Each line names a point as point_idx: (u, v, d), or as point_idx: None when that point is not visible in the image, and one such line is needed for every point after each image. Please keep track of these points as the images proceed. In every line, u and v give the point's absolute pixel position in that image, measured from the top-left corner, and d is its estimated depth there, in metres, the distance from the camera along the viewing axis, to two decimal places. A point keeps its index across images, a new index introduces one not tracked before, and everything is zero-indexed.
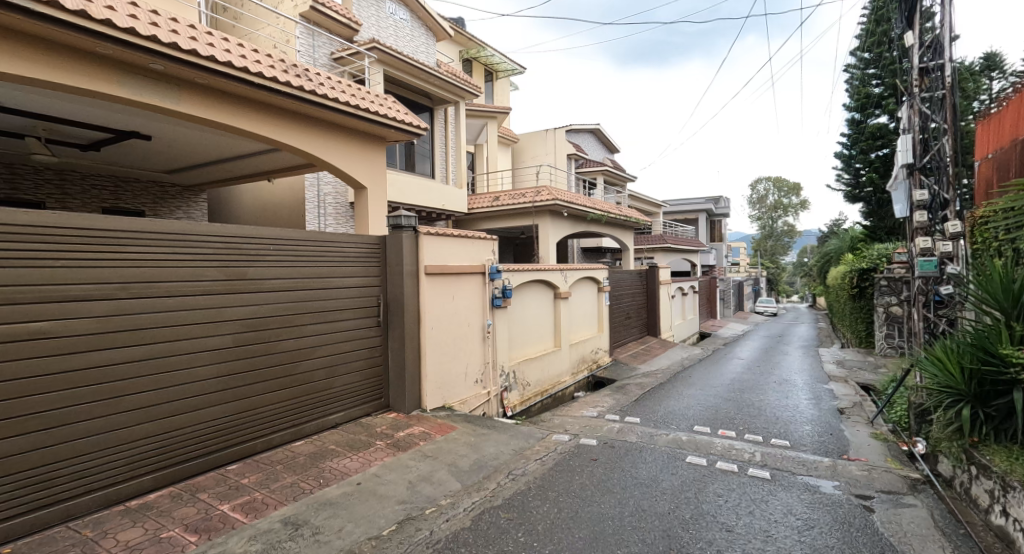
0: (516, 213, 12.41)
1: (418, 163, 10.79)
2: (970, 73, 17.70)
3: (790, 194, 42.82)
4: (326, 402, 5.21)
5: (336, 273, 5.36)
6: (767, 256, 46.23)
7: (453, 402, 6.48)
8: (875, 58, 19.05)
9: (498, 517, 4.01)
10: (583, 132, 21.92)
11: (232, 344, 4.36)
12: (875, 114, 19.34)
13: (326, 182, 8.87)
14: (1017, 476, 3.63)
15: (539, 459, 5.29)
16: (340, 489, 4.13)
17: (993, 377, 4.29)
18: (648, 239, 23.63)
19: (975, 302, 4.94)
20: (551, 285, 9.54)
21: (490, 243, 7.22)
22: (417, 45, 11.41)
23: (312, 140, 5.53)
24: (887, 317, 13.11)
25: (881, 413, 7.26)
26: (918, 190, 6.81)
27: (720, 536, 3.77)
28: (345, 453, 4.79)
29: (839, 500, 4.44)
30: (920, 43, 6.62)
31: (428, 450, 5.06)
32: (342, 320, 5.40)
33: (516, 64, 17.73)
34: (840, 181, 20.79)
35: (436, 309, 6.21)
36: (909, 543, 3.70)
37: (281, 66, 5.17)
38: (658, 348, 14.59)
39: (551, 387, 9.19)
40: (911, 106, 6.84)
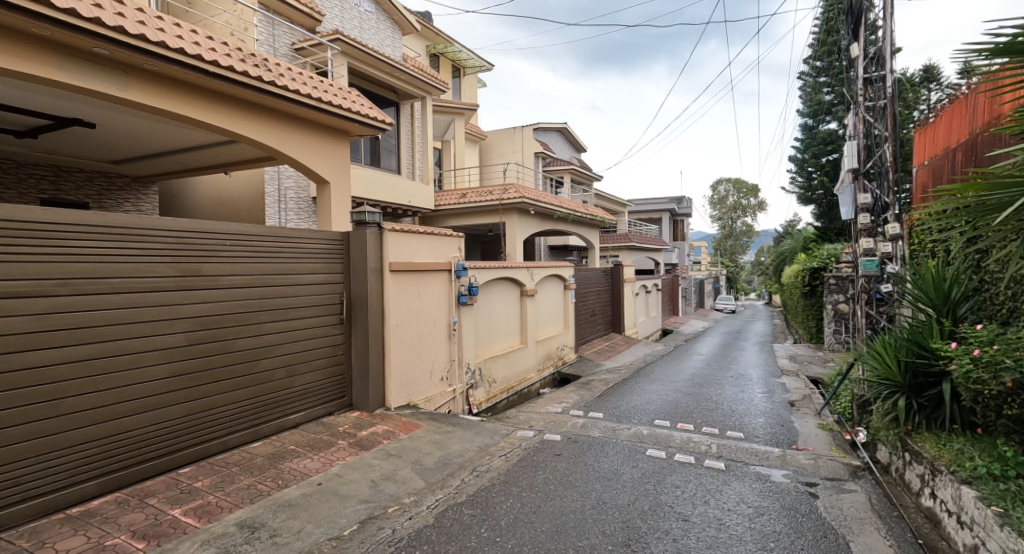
0: (483, 210, 12.43)
1: (384, 158, 10.68)
2: (910, 84, 18.75)
3: (748, 195, 43.98)
4: (285, 402, 5.12)
5: (297, 269, 5.26)
6: (727, 256, 47.65)
7: (417, 400, 6.46)
8: (826, 67, 19.94)
9: (462, 514, 4.04)
10: (550, 131, 22.15)
11: (185, 343, 4.24)
12: (826, 120, 20.26)
13: (288, 176, 8.66)
14: (944, 461, 3.87)
15: (503, 455, 5.34)
16: (300, 490, 4.07)
17: (926, 369, 4.59)
18: (613, 238, 24.01)
19: (912, 299, 5.27)
20: (517, 283, 9.62)
21: (456, 240, 7.23)
22: (383, 38, 11.27)
23: (272, 133, 5.41)
24: (835, 314, 13.76)
25: (828, 405, 7.64)
26: (863, 194, 7.25)
27: (676, 526, 3.91)
28: (306, 454, 4.72)
29: (787, 488, 4.67)
30: (865, 54, 7.00)
31: (392, 449, 5.04)
32: (303, 318, 5.30)
33: (485, 61, 17.75)
34: (793, 184, 21.60)
35: (401, 306, 6.18)
36: (849, 526, 3.92)
37: (238, 55, 5.02)
38: (622, 345, 14.88)
39: (517, 384, 9.26)
40: (857, 114, 7.21)
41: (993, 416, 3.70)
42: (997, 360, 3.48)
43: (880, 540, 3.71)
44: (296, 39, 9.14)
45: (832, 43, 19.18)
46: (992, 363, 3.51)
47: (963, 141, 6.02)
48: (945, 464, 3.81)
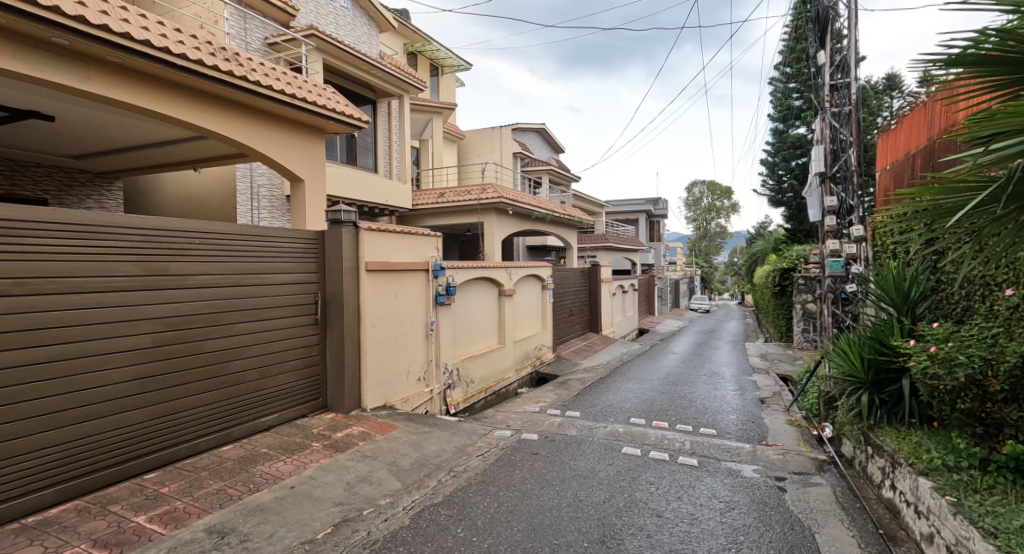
0: (461, 210, 12.41)
1: (360, 157, 10.58)
2: (874, 92, 19.41)
3: (722, 196, 44.79)
4: (257, 403, 5.04)
5: (270, 269, 5.20)
6: (701, 256, 48.60)
7: (393, 401, 6.41)
8: (795, 73, 20.48)
9: (438, 514, 4.04)
10: (528, 132, 22.24)
11: (151, 345, 4.15)
12: (795, 125, 20.83)
13: (260, 174, 8.54)
14: (903, 454, 4.03)
15: (480, 455, 5.36)
16: (272, 494, 4.02)
17: (887, 366, 4.78)
18: (590, 238, 24.24)
19: (874, 298, 5.48)
20: (495, 283, 9.63)
21: (433, 240, 7.22)
22: (359, 35, 11.16)
23: (244, 130, 5.32)
24: (803, 313, 14.15)
25: (796, 402, 7.86)
26: (829, 197, 7.51)
27: (650, 522, 3.99)
28: (278, 456, 4.66)
29: (756, 483, 4.80)
30: (831, 62, 7.24)
31: (367, 450, 5.01)
32: (275, 319, 5.23)
33: (463, 60, 17.73)
34: (764, 187, 22.08)
35: (377, 306, 6.13)
36: (814, 518, 4.06)
37: (208, 49, 4.92)
38: (599, 344, 15.03)
39: (494, 383, 9.27)
40: (823, 119, 7.46)
41: (948, 410, 3.86)
42: (951, 356, 3.62)
43: (843, 531, 3.85)
44: (269, 34, 8.99)
45: (801, 50, 19.71)
46: (946, 359, 3.65)
47: (922, 147, 6.27)
48: (904, 457, 3.96)
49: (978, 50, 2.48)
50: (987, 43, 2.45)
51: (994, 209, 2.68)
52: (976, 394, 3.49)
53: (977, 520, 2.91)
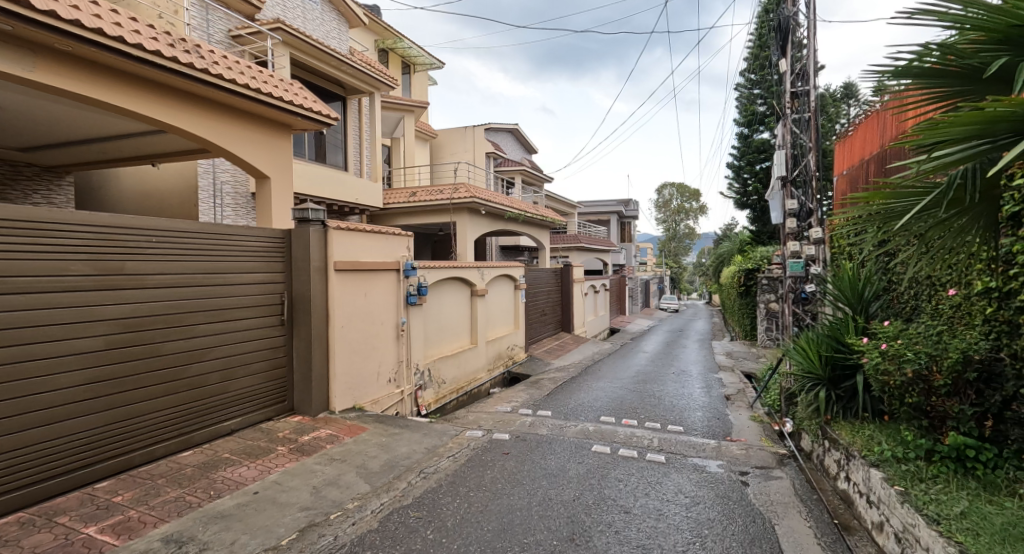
0: (434, 209, 12.35)
1: (329, 154, 10.43)
2: (833, 100, 20.15)
3: (691, 198, 45.73)
4: (218, 407, 4.91)
5: (234, 269, 5.08)
6: (671, 256, 49.54)
7: (363, 402, 6.34)
8: (759, 79, 21.09)
9: (407, 517, 4.03)
10: (501, 132, 22.29)
11: (104, 347, 4.00)
12: (760, 130, 21.41)
13: (223, 170, 8.39)
14: (856, 447, 4.20)
15: (451, 456, 5.35)
16: (234, 500, 3.93)
17: (842, 363, 4.98)
18: (562, 239, 24.43)
19: (832, 298, 5.70)
20: (467, 283, 9.62)
21: (404, 240, 7.18)
22: (329, 30, 10.98)
23: (206, 125, 5.18)
24: (767, 312, 14.56)
25: (760, 398, 8.10)
26: (790, 200, 7.80)
27: (618, 518, 4.06)
28: (241, 461, 4.55)
29: (721, 477, 4.94)
30: (792, 70, 7.52)
31: (335, 453, 4.95)
32: (239, 320, 5.11)
33: (435, 59, 17.64)
34: (730, 189, 22.58)
35: (346, 307, 6.05)
36: (774, 511, 4.20)
37: (166, 40, 4.78)
38: (571, 344, 15.16)
39: (466, 384, 9.25)
40: (784, 125, 7.73)
41: (897, 405, 4.05)
42: (901, 353, 3.79)
43: (801, 522, 4.00)
44: (233, 26, 8.77)
45: (765, 58, 20.30)
46: (896, 356, 3.83)
47: (875, 154, 6.56)
48: (857, 449, 4.13)
49: (922, 62, 2.61)
50: (930, 57, 2.58)
51: (937, 213, 2.84)
52: (922, 389, 3.65)
53: (921, 507, 3.06)
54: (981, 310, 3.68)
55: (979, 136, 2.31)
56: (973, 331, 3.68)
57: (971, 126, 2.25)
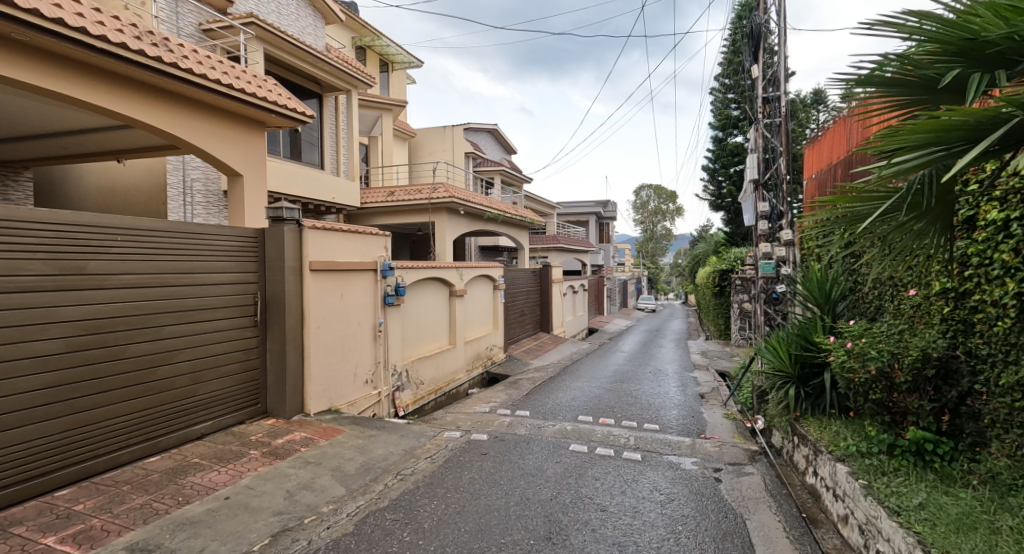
0: (412, 209, 12.28)
1: (305, 152, 10.29)
2: (803, 105, 20.68)
3: (667, 200, 46.35)
4: (187, 411, 4.80)
5: (205, 269, 4.98)
6: (647, 257, 50.16)
7: (339, 404, 6.27)
8: (733, 84, 21.52)
9: (383, 519, 4.01)
10: (480, 132, 22.28)
11: (65, 350, 3.88)
12: (734, 134, 21.83)
13: (193, 167, 8.23)
14: (824, 442, 4.32)
15: (429, 457, 5.34)
16: (204, 506, 3.85)
17: (811, 360, 5.13)
18: (541, 239, 24.52)
19: (801, 298, 5.86)
20: (445, 283, 9.59)
21: (382, 240, 7.14)
22: (304, 26, 10.84)
23: (175, 121, 5.07)
24: (740, 312, 14.86)
25: (733, 396, 8.28)
26: (761, 203, 8.01)
27: (595, 517, 4.10)
28: (212, 466, 4.46)
29: (695, 474, 5.03)
30: (764, 76, 7.74)
31: (310, 456, 4.89)
32: (209, 321, 5.01)
33: (414, 57, 17.56)
34: (706, 192, 22.94)
35: (322, 307, 5.99)
36: (746, 506, 4.30)
37: (133, 32, 4.66)
38: (550, 344, 15.23)
39: (445, 384, 9.20)
40: (756, 129, 7.93)
41: (862, 402, 4.18)
42: (865, 351, 3.91)
43: (771, 516, 4.10)
44: (204, 20, 8.60)
45: (738, 63, 20.76)
46: (860, 353, 3.94)
47: (842, 159, 6.77)
48: (824, 445, 4.25)
49: (883, 72, 2.71)
50: (889, 67, 2.68)
51: (898, 216, 2.96)
52: (885, 385, 3.78)
53: (883, 500, 3.17)
54: (939, 310, 3.82)
55: (935, 144, 2.37)
56: (932, 330, 3.82)
57: (929, 134, 2.32)
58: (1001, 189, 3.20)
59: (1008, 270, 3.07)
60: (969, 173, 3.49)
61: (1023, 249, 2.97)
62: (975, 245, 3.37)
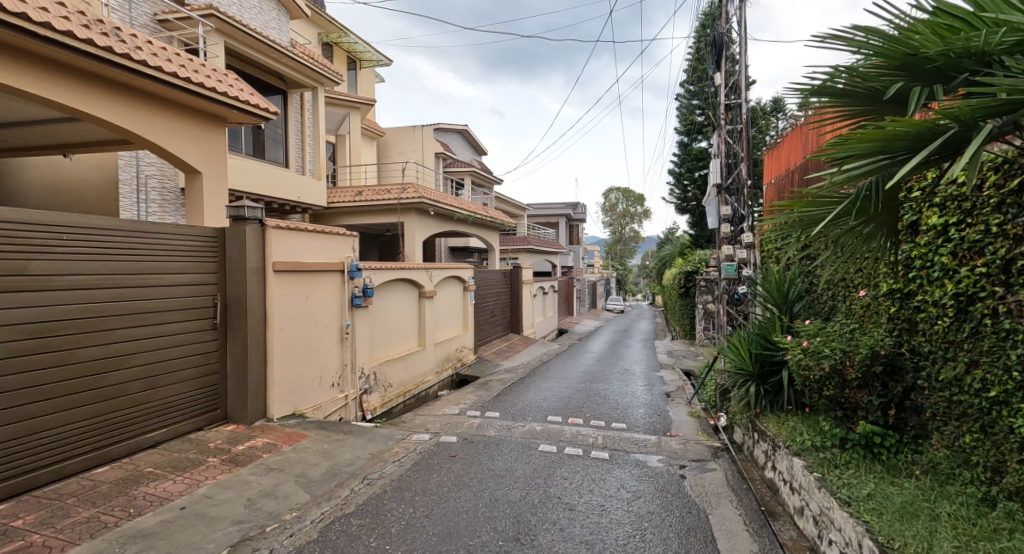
0: (381, 210, 12.15)
1: (268, 149, 10.06)
2: (763, 113, 21.36)
3: (636, 203, 47.14)
4: (140, 418, 4.64)
5: (160, 270, 4.83)
6: (616, 258, 50.87)
7: (303, 408, 6.16)
8: (698, 91, 22.05)
9: (349, 525, 3.96)
10: (451, 132, 22.22)
11: (6, 355, 3.70)
12: (698, 139, 22.36)
13: (148, 164, 7.96)
14: (782, 438, 4.48)
15: (396, 461, 5.29)
16: (158, 517, 3.73)
17: (770, 359, 5.31)
18: (512, 240, 24.60)
19: (761, 298, 6.06)
20: (414, 284, 9.53)
21: (349, 240, 7.04)
22: (267, 20, 10.59)
23: (130, 116, 4.91)
24: (705, 313, 15.23)
25: (697, 395, 8.49)
26: (725, 206, 8.26)
27: (563, 516, 4.15)
28: (166, 475, 4.32)
29: (661, 471, 5.15)
30: (726, 83, 7.98)
31: (273, 462, 4.78)
32: (165, 323, 4.85)
33: (383, 56, 17.38)
34: (672, 195, 23.42)
35: (286, 309, 5.87)
36: (709, 501, 4.44)
37: (82, 21, 4.47)
38: (520, 345, 15.29)
39: (414, 386, 9.13)
40: (720, 135, 8.16)
41: (817, 398, 4.36)
42: (819, 349, 4.08)
43: (732, 510, 4.24)
44: (159, 11, 8.31)
45: (703, 70, 21.32)
46: (815, 352, 4.11)
47: (799, 165, 7.04)
48: (782, 440, 4.40)
49: (834, 83, 2.84)
50: (840, 79, 2.80)
51: (848, 221, 3.11)
52: (837, 382, 3.95)
53: (835, 491, 3.33)
54: (886, 309, 4.02)
55: (881, 153, 2.51)
56: (880, 329, 4.01)
57: (875, 143, 2.45)
58: (940, 196, 3.39)
59: (947, 272, 3.27)
60: (912, 181, 3.68)
61: (960, 253, 3.16)
62: (918, 249, 3.57)
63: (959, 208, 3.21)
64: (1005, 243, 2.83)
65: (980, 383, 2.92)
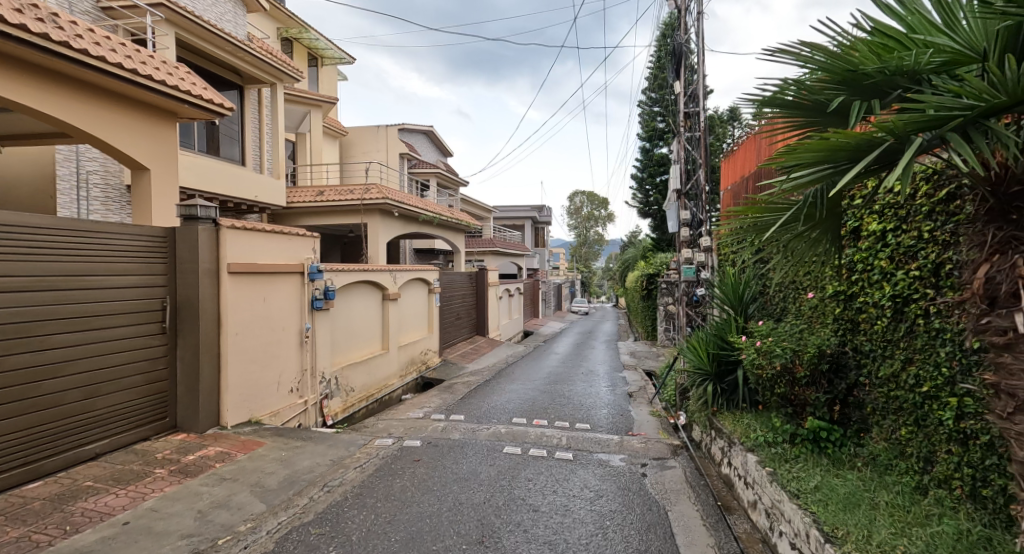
0: (343, 211, 11.95)
1: (223, 146, 9.76)
2: (721, 121, 22.06)
3: (600, 206, 47.86)
4: (80, 429, 4.42)
5: (103, 273, 4.62)
6: (581, 261, 51.50)
7: (260, 415, 6.00)
8: (659, 98, 22.61)
9: (307, 534, 3.88)
10: (415, 133, 22.05)
11: None
12: (659, 145, 22.89)
13: (89, 159, 7.59)
14: (737, 434, 4.65)
15: (358, 467, 5.21)
16: (99, 533, 3.56)
17: (726, 358, 5.51)
18: (477, 242, 24.58)
19: (718, 300, 6.26)
20: (378, 286, 9.41)
21: (310, 241, 6.91)
22: (222, 12, 10.28)
23: (73, 109, 4.68)
24: (666, 314, 15.61)
25: (659, 394, 8.70)
26: (684, 211, 8.50)
27: (527, 517, 4.19)
28: (108, 489, 4.13)
29: (622, 470, 5.25)
30: (685, 92, 8.22)
31: (226, 472, 4.64)
32: (109, 328, 4.64)
33: (345, 53, 17.11)
34: (634, 200, 23.89)
35: (242, 313, 5.71)
36: (668, 497, 4.56)
37: (19, 7, 4.23)
38: (486, 347, 15.29)
39: (376, 390, 9.01)
40: (679, 142, 8.39)
41: (769, 395, 4.54)
42: (771, 349, 4.26)
43: (690, 506, 4.37)
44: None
45: (663, 78, 21.87)
46: (768, 351, 4.28)
47: (753, 172, 7.32)
48: (738, 437, 4.57)
49: (784, 95, 2.98)
50: (788, 91, 2.94)
51: (796, 227, 3.27)
52: (787, 380, 4.14)
53: (786, 485, 3.48)
54: (831, 310, 4.23)
55: (825, 162, 2.65)
56: (826, 329, 4.22)
57: (818, 153, 2.59)
58: (879, 204, 3.61)
59: (885, 275, 3.48)
60: (854, 189, 3.90)
61: (896, 258, 3.37)
62: (860, 253, 3.77)
63: (894, 215, 3.41)
64: (936, 249, 3.03)
65: (914, 378, 3.12)
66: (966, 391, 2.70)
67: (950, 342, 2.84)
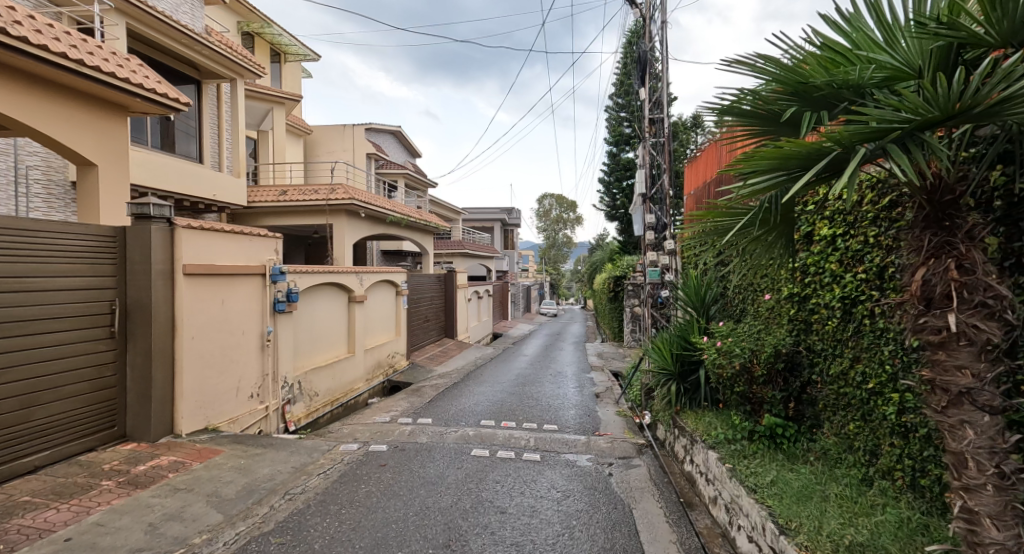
0: (308, 211, 11.72)
1: (178, 143, 9.44)
2: (685, 128, 22.63)
3: (569, 209, 48.31)
4: (18, 441, 4.19)
5: (45, 276, 4.42)
6: (549, 264, 51.83)
7: (217, 422, 5.83)
8: (625, 104, 23.02)
9: (267, 544, 3.80)
10: (382, 133, 21.81)
11: None
12: (626, 150, 23.30)
13: (28, 153, 7.24)
14: (699, 432, 4.78)
15: (321, 473, 5.12)
16: (40, 550, 3.39)
17: (688, 358, 5.65)
18: (446, 244, 24.47)
19: (682, 302, 6.42)
20: (344, 289, 9.26)
21: (271, 242, 6.76)
22: (178, 3, 9.95)
23: (14, 100, 4.46)
24: (632, 316, 15.88)
25: (625, 395, 8.84)
26: (649, 214, 8.68)
27: (494, 519, 4.21)
28: (49, 504, 3.93)
29: (589, 470, 5.32)
30: (650, 99, 8.40)
31: (180, 483, 4.48)
32: (51, 334, 4.43)
33: (309, 50, 16.80)
34: (602, 204, 24.23)
35: (199, 317, 5.54)
36: (633, 495, 4.65)
37: None
38: (454, 350, 15.23)
39: (342, 395, 8.85)
40: (644, 147, 8.56)
41: (729, 394, 4.68)
42: (731, 349, 4.41)
43: (653, 503, 4.47)
44: None
45: (629, 85, 22.29)
46: (728, 351, 4.43)
47: (714, 177, 7.53)
48: (700, 434, 4.69)
49: (740, 105, 3.09)
50: (744, 101, 3.06)
51: (752, 231, 3.39)
52: (746, 379, 4.28)
53: (744, 480, 3.60)
54: (786, 311, 4.41)
55: (779, 170, 2.76)
56: (782, 329, 4.39)
57: (771, 161, 2.70)
58: (830, 210, 3.79)
59: (835, 278, 3.65)
60: (807, 196, 4.08)
61: (844, 261, 3.55)
62: (812, 257, 3.95)
63: (843, 221, 3.59)
64: (880, 253, 3.20)
65: (861, 376, 3.29)
66: (907, 387, 2.86)
67: (893, 341, 3.00)
